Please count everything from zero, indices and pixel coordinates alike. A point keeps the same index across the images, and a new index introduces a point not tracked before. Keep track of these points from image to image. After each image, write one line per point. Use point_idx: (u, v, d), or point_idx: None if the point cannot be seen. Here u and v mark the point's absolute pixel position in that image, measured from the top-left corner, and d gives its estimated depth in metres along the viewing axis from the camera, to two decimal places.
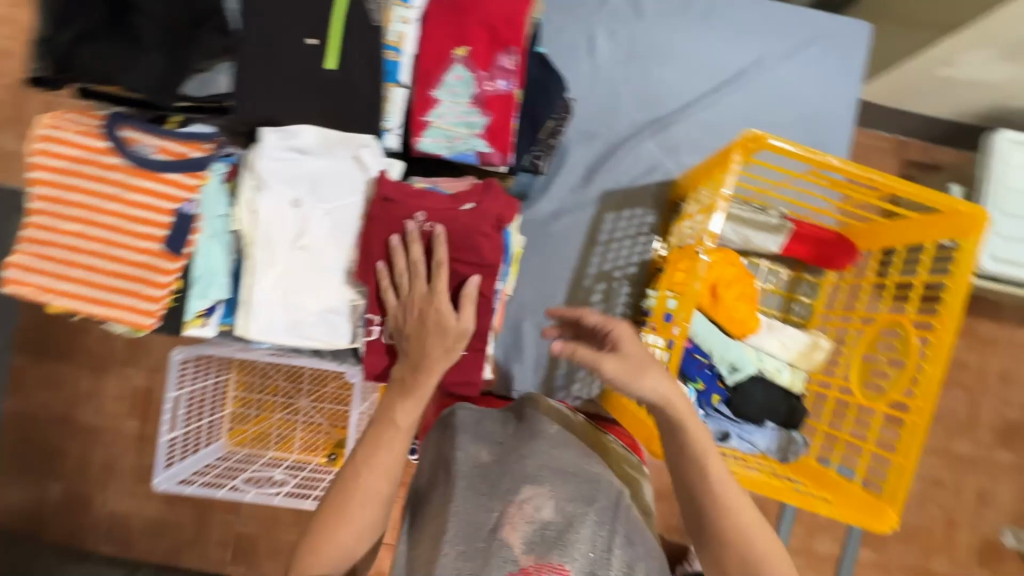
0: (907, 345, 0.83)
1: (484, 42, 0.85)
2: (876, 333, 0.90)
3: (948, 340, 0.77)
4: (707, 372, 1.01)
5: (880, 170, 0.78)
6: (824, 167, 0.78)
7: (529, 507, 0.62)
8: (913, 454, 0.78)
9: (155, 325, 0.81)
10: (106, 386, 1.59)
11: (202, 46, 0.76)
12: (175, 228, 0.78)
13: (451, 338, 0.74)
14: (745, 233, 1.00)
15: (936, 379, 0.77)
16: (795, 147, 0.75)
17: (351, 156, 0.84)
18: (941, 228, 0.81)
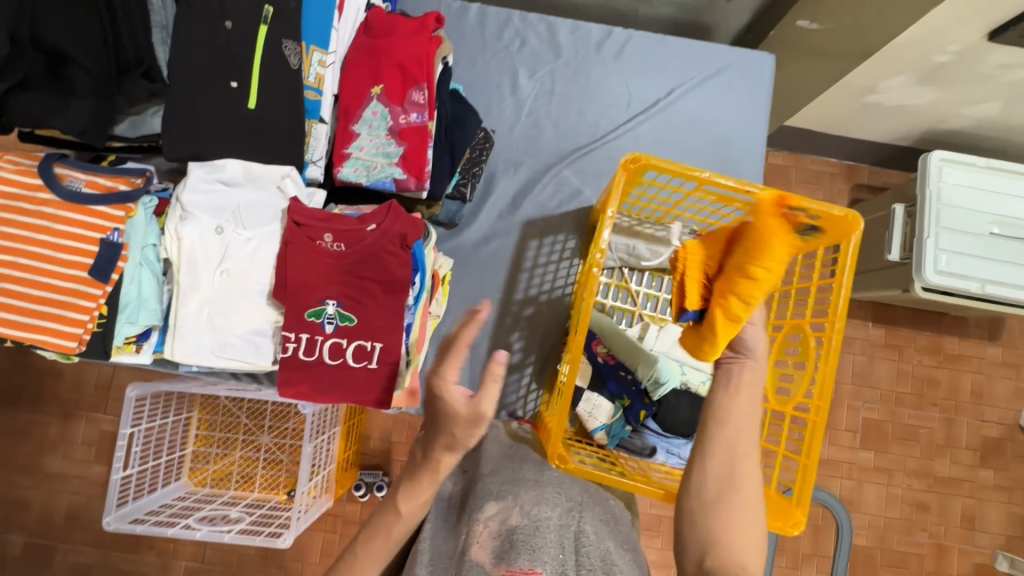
0: (806, 346, 0.87)
1: (397, 80, 0.93)
2: (784, 338, 0.93)
3: (835, 336, 0.81)
4: (633, 388, 1.02)
5: (758, 183, 0.84)
6: (708, 180, 0.84)
7: (495, 521, 0.71)
8: (816, 452, 0.80)
9: (80, 349, 0.85)
10: (73, 432, 1.60)
11: (128, 93, 0.85)
12: (101, 256, 0.84)
13: (464, 426, 0.60)
14: (659, 250, 1.04)
15: (832, 377, 0.80)
16: (672, 166, 0.82)
17: (275, 187, 0.91)
18: (825, 235, 0.87)
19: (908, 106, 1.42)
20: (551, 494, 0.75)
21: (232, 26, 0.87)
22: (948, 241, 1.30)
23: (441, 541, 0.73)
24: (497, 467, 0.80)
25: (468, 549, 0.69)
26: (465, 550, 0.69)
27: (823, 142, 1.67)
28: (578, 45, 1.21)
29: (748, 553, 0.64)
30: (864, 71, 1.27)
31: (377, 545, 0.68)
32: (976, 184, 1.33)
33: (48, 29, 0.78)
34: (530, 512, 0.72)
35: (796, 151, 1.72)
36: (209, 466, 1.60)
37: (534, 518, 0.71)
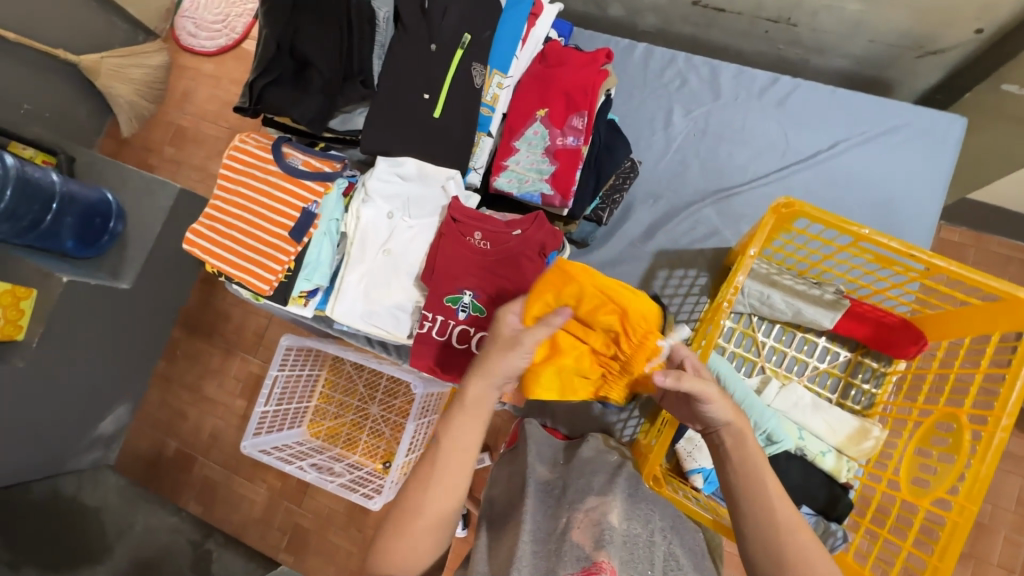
0: (959, 439, 0.77)
1: (562, 106, 1.03)
2: (931, 427, 0.83)
3: (998, 434, 0.72)
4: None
5: (926, 249, 0.78)
6: (863, 238, 0.80)
7: (595, 512, 0.70)
8: (952, 559, 0.70)
9: (269, 293, 1.04)
10: (229, 367, 1.91)
11: (347, 94, 1.04)
12: (300, 221, 1.03)
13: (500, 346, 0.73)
14: (797, 305, 1.00)
15: (986, 479, 0.71)
16: (828, 217, 0.79)
17: (439, 185, 1.04)
18: (1004, 319, 0.78)
19: None
20: (645, 511, 0.74)
21: (436, 48, 1.03)
22: None
23: (539, 524, 0.72)
24: (591, 469, 0.84)
25: (567, 531, 0.68)
26: (564, 530, 0.68)
27: (1015, 225, 1.43)
28: (740, 89, 1.21)
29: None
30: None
31: (440, 502, 0.71)
32: None
33: (304, 43, 1.02)
34: (631, 523, 0.71)
35: (977, 229, 1.48)
36: (325, 422, 1.80)
37: (632, 529, 0.70)
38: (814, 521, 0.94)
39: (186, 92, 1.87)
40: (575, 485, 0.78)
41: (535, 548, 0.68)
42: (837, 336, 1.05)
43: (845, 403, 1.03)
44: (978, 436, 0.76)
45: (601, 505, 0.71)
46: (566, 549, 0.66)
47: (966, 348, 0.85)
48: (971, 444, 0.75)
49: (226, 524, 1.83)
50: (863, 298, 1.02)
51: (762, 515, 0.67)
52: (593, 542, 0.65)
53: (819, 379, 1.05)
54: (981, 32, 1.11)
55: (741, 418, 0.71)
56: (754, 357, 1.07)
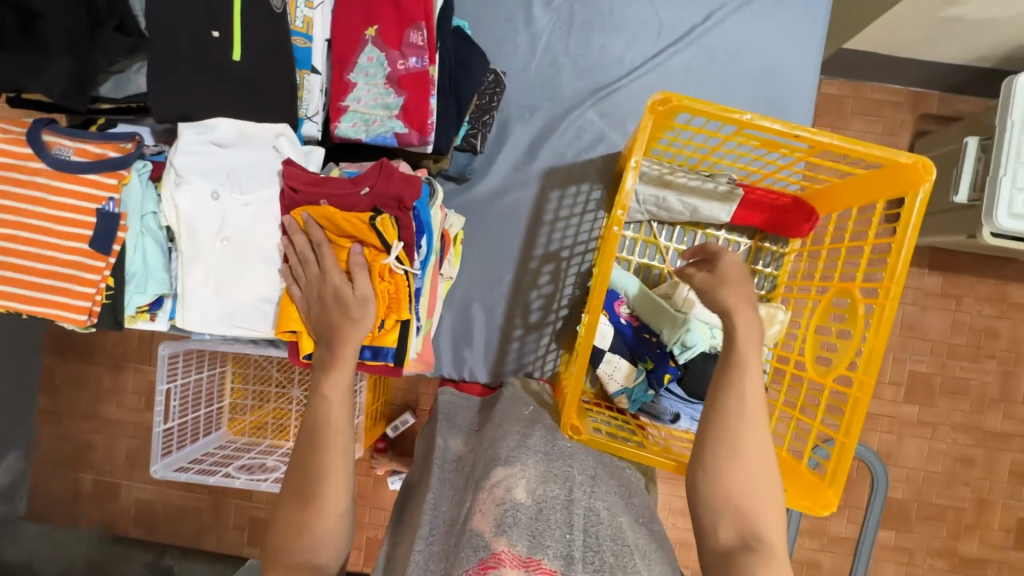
0: (854, 314, 0.79)
1: (393, 20, 0.84)
2: (829, 303, 0.85)
3: (888, 306, 0.73)
4: (658, 351, 0.97)
5: (809, 126, 0.73)
6: (746, 126, 0.73)
7: (500, 489, 0.64)
8: (856, 431, 0.73)
9: (92, 322, 0.85)
10: (124, 382, 1.68)
11: (102, 49, 0.79)
12: (99, 227, 0.81)
13: (354, 306, 0.77)
14: (692, 203, 0.94)
15: (880, 350, 0.73)
16: (708, 108, 0.71)
17: (271, 146, 0.85)
18: (889, 186, 0.76)
19: (995, 21, 1.11)
20: (561, 471, 0.70)
21: None
22: None
23: (447, 512, 0.67)
24: (504, 430, 0.77)
25: (469, 518, 0.62)
26: (466, 517, 0.63)
27: (887, 68, 1.43)
28: None
29: (760, 501, 0.66)
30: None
31: (338, 483, 0.71)
32: None
33: None
34: (542, 490, 0.65)
35: (854, 78, 1.48)
36: (246, 417, 1.67)
37: (544, 495, 0.65)
38: None
39: None
40: (484, 459, 0.72)
41: (434, 549, 0.63)
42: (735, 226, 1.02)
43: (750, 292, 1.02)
44: (871, 307, 0.78)
45: (505, 479, 0.65)
46: (465, 540, 0.59)
47: (854, 219, 0.84)
48: (866, 317, 0.77)
49: (176, 539, 1.71)
50: (755, 184, 0.98)
51: (734, 405, 0.68)
52: (491, 527, 0.59)
53: None
54: None
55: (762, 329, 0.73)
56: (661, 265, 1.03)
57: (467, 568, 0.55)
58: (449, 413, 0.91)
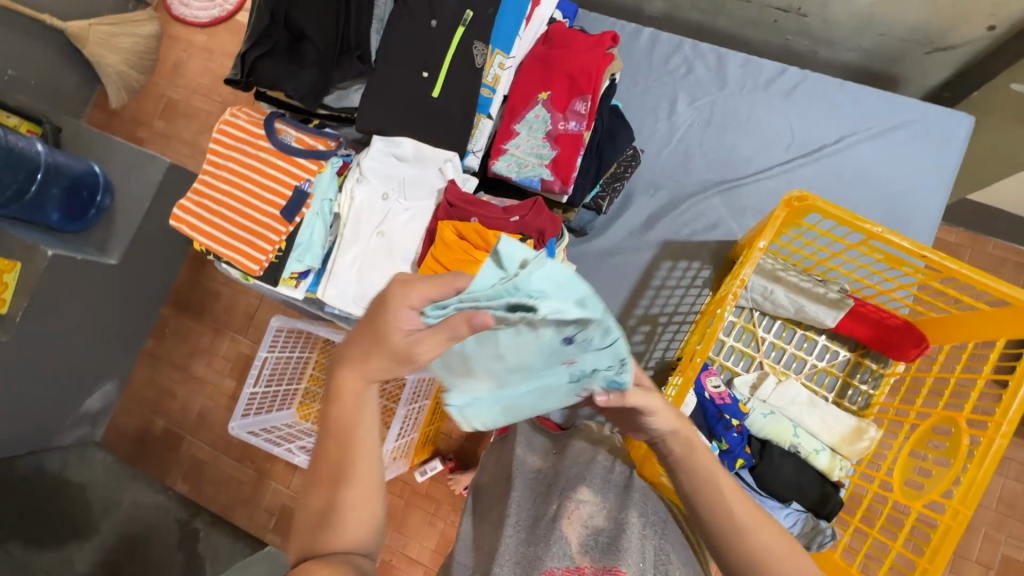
0: (956, 443, 0.77)
1: (565, 89, 1.00)
2: (927, 429, 0.83)
3: (998, 440, 0.71)
4: (734, 435, 0.97)
5: (937, 250, 0.78)
6: (875, 237, 0.79)
7: (584, 508, 0.73)
8: (942, 560, 0.70)
9: (259, 273, 1.01)
10: (219, 346, 1.88)
11: (342, 70, 1.01)
12: (292, 200, 1.00)
13: (391, 351, 0.56)
14: (800, 301, 0.99)
15: (981, 484, 0.71)
16: (840, 213, 0.78)
17: (437, 168, 1.01)
18: (1014, 325, 0.77)
19: None
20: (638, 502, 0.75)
21: (436, 24, 1.00)
22: None
23: (530, 509, 0.76)
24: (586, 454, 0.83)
25: (554, 521, 0.72)
26: (554, 519, 0.72)
27: (1014, 227, 1.42)
28: (748, 79, 1.19)
29: None
30: None
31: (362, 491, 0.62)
32: None
33: (299, 15, 0.99)
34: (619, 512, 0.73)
35: (974, 230, 1.47)
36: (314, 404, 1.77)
37: (624, 522, 0.71)
38: (802, 517, 0.94)
39: (178, 64, 1.80)
40: (568, 472, 0.79)
41: (523, 535, 0.72)
42: (838, 335, 1.05)
43: (842, 403, 1.03)
44: (976, 440, 0.76)
45: (587, 500, 0.74)
46: (552, 537, 0.70)
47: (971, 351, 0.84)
48: (969, 447, 0.75)
49: (213, 504, 1.80)
50: (868, 298, 1.01)
51: (724, 524, 0.64)
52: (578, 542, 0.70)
53: (817, 377, 1.05)
54: (993, 29, 1.09)
55: (685, 423, 0.67)
56: (754, 352, 1.06)
57: (556, 563, 0.67)
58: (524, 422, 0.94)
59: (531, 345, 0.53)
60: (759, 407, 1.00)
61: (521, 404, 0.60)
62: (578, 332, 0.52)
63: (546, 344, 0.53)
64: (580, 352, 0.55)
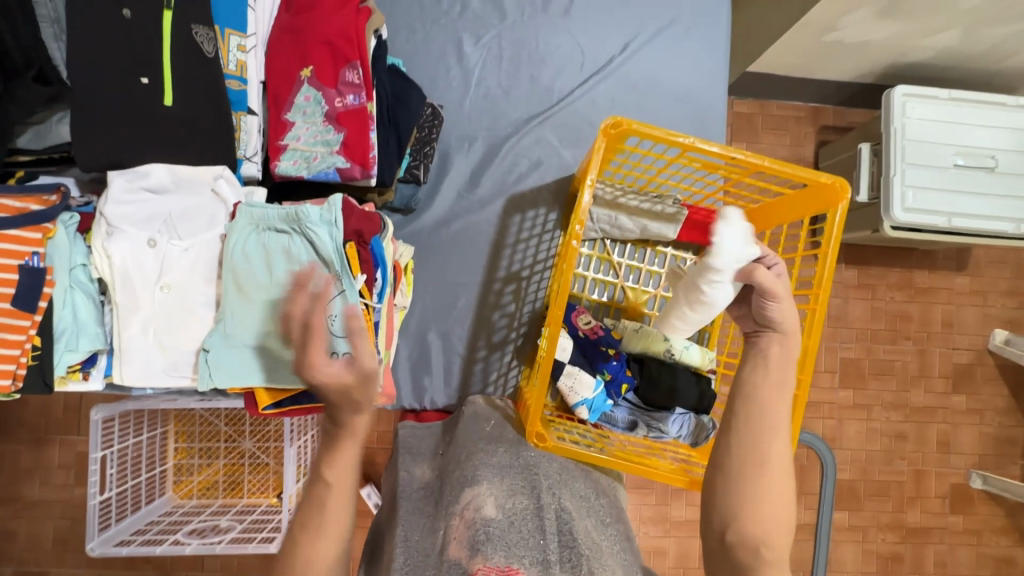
0: (790, 318, 0.88)
1: (327, 59, 0.86)
2: None
3: (818, 308, 0.82)
4: (614, 363, 1.02)
5: (741, 149, 0.82)
6: (691, 148, 0.80)
7: (472, 509, 0.68)
8: (796, 424, 0.82)
9: (15, 386, 0.78)
10: (48, 457, 1.52)
11: (19, 99, 0.76)
12: (23, 286, 0.77)
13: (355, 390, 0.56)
14: (642, 222, 1.03)
15: (813, 350, 0.82)
16: (653, 132, 0.78)
17: (209, 190, 0.84)
18: (812, 203, 0.87)
19: (871, 40, 1.29)
20: (527, 483, 0.74)
21: (132, 14, 0.79)
22: (913, 177, 1.28)
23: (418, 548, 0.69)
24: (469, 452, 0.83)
25: (444, 550, 0.64)
26: (442, 547, 0.65)
27: (787, 86, 1.59)
28: (524, 4, 1.13)
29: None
30: (818, 11, 1.16)
31: (328, 548, 0.57)
32: (936, 119, 1.30)
33: None
34: (510, 501, 0.69)
35: (759, 98, 1.63)
36: (193, 478, 1.53)
37: (514, 508, 0.68)
38: (688, 419, 0.99)
39: None
40: (453, 485, 0.76)
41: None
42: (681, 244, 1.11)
43: None
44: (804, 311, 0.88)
45: (474, 500, 0.69)
46: (444, 569, 0.61)
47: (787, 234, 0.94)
48: (800, 320, 0.87)
49: None
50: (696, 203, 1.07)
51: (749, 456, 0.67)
52: (466, 550, 0.60)
53: None
54: None
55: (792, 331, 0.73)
56: (614, 279, 1.11)
57: None
58: (409, 445, 0.98)
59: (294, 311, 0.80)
60: (630, 326, 1.06)
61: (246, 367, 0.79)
62: None
63: None
64: None
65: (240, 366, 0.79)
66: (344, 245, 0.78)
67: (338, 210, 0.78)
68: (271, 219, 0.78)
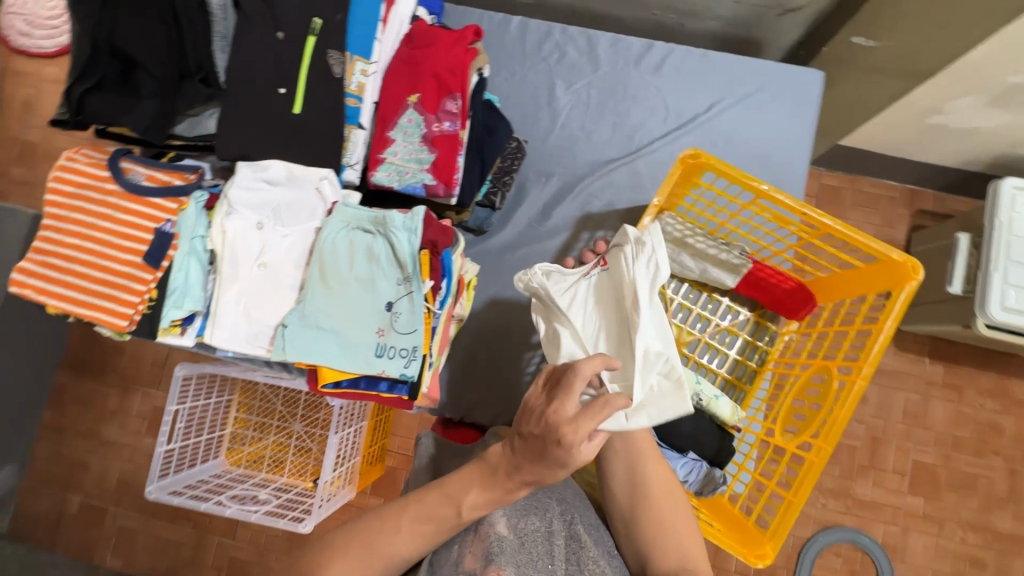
0: (828, 388, 0.85)
1: (433, 89, 0.97)
2: (807, 378, 0.92)
3: (860, 382, 0.80)
4: None
5: (817, 208, 0.84)
6: (763, 193, 0.86)
7: (485, 528, 0.68)
8: (807, 493, 0.78)
9: (131, 328, 0.92)
10: (130, 405, 1.71)
11: (186, 95, 0.93)
12: (154, 244, 0.91)
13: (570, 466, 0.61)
14: (704, 264, 1.06)
15: (842, 422, 0.79)
16: (731, 171, 0.85)
17: (313, 188, 0.95)
18: (881, 281, 0.85)
19: (979, 128, 1.24)
20: (539, 501, 0.72)
21: (284, 37, 0.94)
22: (1016, 275, 1.19)
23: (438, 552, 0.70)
24: None
25: (459, 560, 0.67)
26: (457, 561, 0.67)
27: (884, 165, 1.55)
28: (619, 57, 1.21)
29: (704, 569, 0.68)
30: (919, 94, 1.14)
31: (405, 542, 0.65)
32: None
33: (126, 40, 0.89)
34: (523, 524, 0.68)
35: (852, 172, 1.60)
36: (244, 448, 1.64)
37: (527, 529, 0.68)
38: (699, 467, 1.01)
39: (28, 101, 1.59)
40: None
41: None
42: (739, 298, 1.11)
43: (742, 360, 1.10)
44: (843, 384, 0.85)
45: (487, 517, 0.69)
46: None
47: (847, 309, 0.93)
48: (837, 391, 0.84)
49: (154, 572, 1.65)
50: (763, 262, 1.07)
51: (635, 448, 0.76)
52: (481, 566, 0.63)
53: (726, 340, 1.11)
54: None
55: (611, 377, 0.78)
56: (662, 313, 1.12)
57: None
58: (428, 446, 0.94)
59: (363, 298, 0.88)
60: None
61: (309, 342, 0.87)
62: (395, 304, 0.87)
63: (374, 305, 0.88)
64: (390, 327, 0.87)
65: (305, 340, 0.87)
66: (419, 251, 0.86)
67: (421, 220, 0.87)
68: (362, 218, 0.89)
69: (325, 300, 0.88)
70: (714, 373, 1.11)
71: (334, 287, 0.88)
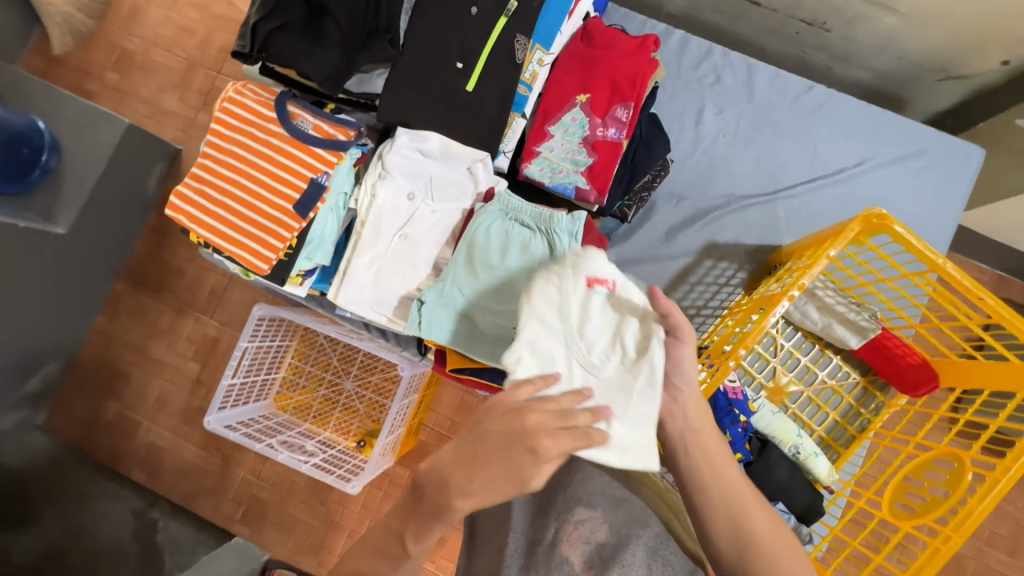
0: (958, 477, 0.81)
1: (606, 93, 0.95)
2: (928, 461, 0.88)
3: (1001, 481, 0.75)
4: (739, 430, 0.98)
5: (995, 295, 0.79)
6: (938, 269, 0.82)
7: (585, 530, 0.57)
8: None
9: (266, 271, 0.92)
10: (181, 326, 1.57)
11: (370, 51, 0.91)
12: (307, 193, 0.91)
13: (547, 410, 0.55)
14: (829, 321, 1.04)
15: (976, 517, 0.75)
16: (914, 240, 0.81)
17: (466, 168, 0.95)
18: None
19: None
20: (641, 514, 0.61)
21: (476, 12, 0.93)
22: None
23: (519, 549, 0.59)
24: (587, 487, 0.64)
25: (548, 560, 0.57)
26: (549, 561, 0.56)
27: None
28: (775, 92, 1.18)
29: None
30: None
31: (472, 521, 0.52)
32: None
33: None
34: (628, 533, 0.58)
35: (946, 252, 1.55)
36: (293, 395, 1.60)
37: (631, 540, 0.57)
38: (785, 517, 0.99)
39: (135, 10, 1.54)
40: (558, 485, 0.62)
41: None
42: (851, 358, 1.09)
43: (843, 424, 1.08)
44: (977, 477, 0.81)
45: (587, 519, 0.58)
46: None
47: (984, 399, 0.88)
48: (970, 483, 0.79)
49: (171, 495, 1.55)
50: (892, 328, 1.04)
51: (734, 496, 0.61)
52: None
53: (828, 398, 1.09)
54: (1006, 63, 1.13)
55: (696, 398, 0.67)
56: (770, 357, 1.09)
57: None
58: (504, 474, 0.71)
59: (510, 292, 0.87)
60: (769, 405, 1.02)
61: (448, 325, 0.87)
62: None
63: None
64: None
65: (445, 323, 0.87)
66: None
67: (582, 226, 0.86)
68: (523, 214, 0.88)
69: (466, 285, 0.88)
70: (811, 428, 1.09)
71: (480, 276, 0.87)
